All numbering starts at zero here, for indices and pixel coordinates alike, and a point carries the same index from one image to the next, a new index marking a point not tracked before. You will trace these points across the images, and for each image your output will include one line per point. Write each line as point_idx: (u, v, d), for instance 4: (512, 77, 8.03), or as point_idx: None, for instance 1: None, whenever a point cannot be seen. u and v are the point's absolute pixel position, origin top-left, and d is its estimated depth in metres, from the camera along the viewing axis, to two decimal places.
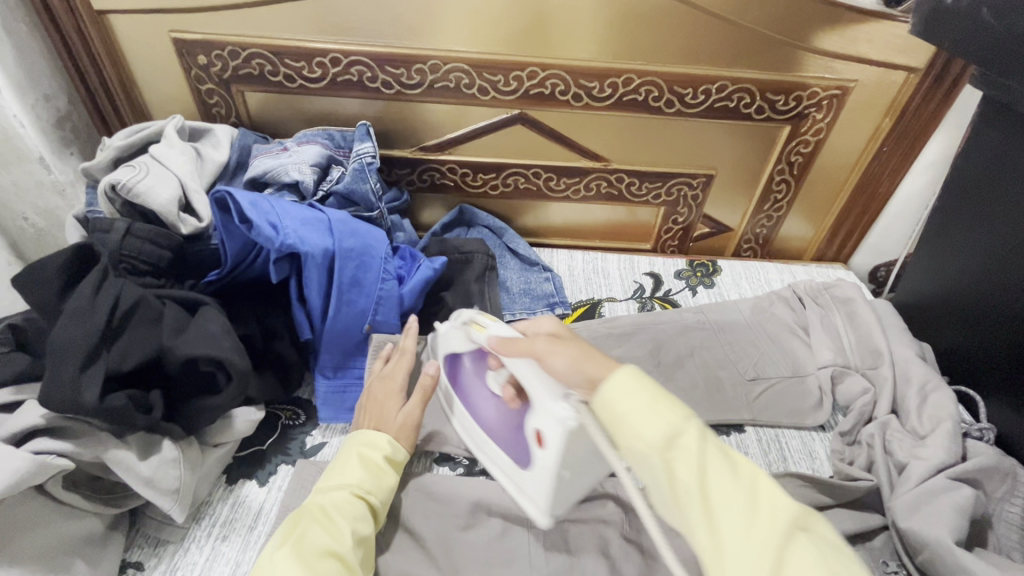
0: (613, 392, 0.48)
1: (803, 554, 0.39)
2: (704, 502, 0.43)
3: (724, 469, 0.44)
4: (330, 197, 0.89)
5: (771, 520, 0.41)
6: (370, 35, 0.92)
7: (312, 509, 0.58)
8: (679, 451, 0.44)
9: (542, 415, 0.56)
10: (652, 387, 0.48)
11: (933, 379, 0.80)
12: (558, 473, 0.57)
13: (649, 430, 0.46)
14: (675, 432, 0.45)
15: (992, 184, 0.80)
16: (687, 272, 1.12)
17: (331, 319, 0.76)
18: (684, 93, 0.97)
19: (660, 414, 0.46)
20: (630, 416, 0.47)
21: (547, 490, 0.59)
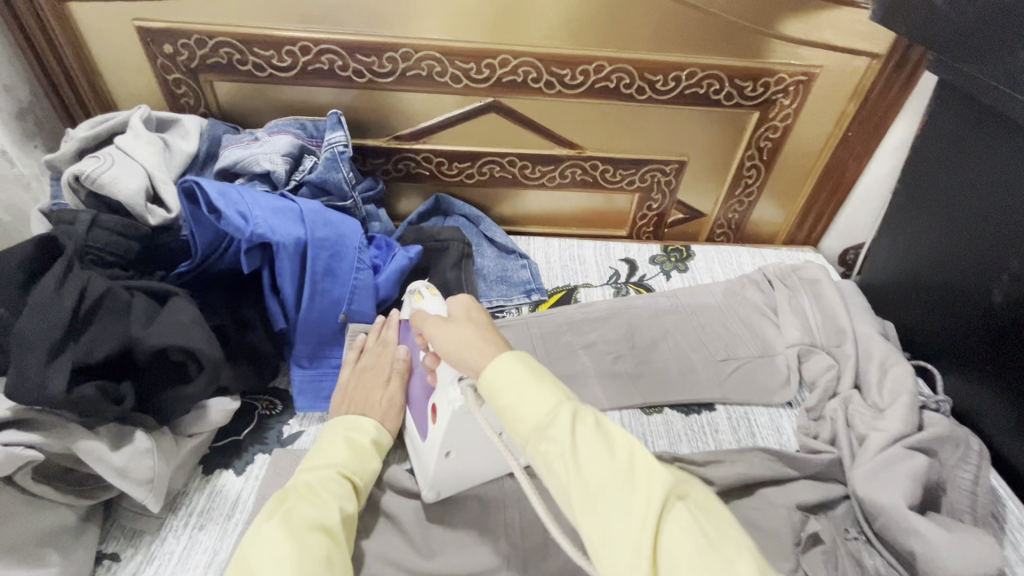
0: (493, 381, 0.51)
1: (678, 522, 0.43)
2: (582, 486, 0.45)
3: (596, 445, 0.46)
4: (303, 187, 0.89)
5: (647, 489, 0.44)
6: (340, 23, 0.91)
7: (301, 485, 0.59)
8: (549, 436, 0.47)
9: (443, 391, 0.62)
10: (531, 373, 0.51)
11: (893, 355, 0.83)
12: (446, 448, 0.64)
13: (528, 418, 0.49)
14: (549, 417, 0.48)
15: (946, 165, 0.83)
16: (661, 257, 1.14)
17: (306, 310, 0.76)
18: (655, 80, 0.99)
19: (533, 402, 0.49)
20: (510, 405, 0.50)
21: (433, 464, 0.65)
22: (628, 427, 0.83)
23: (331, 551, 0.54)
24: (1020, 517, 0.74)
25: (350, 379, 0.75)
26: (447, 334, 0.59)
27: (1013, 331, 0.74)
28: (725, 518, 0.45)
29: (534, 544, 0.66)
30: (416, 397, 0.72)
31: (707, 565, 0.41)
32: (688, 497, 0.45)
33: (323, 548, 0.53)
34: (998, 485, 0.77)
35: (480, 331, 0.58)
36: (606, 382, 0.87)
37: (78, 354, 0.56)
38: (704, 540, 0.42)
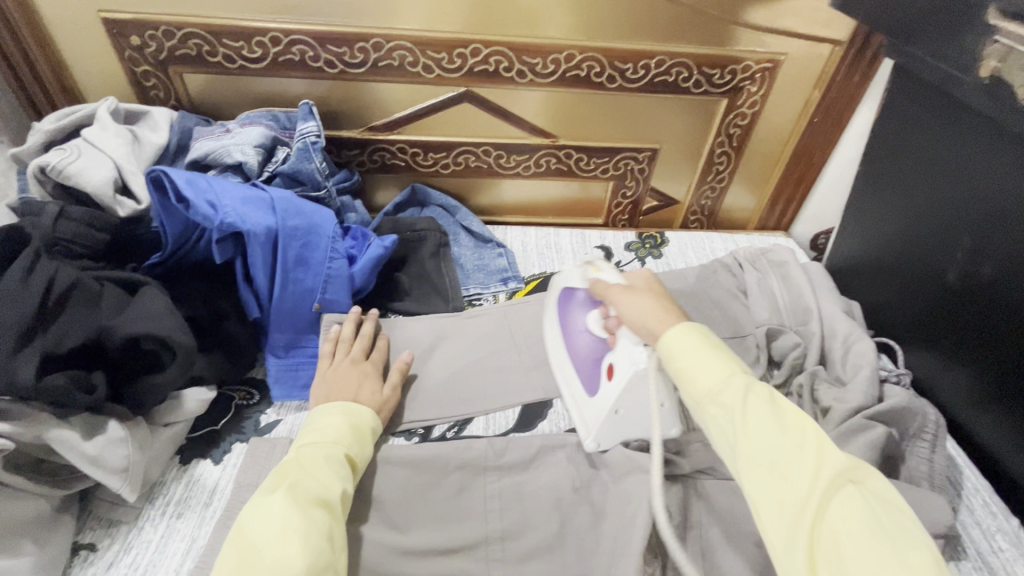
0: (671, 347, 0.58)
1: (848, 502, 0.44)
2: (749, 451, 0.49)
3: (771, 418, 0.49)
4: (276, 178, 0.89)
5: (818, 467, 0.46)
6: (309, 13, 0.91)
7: (308, 460, 0.61)
8: (721, 399, 0.52)
9: (621, 353, 0.66)
10: (708, 344, 0.56)
11: (856, 331, 0.86)
12: (616, 407, 0.67)
13: (699, 381, 0.54)
14: (721, 383, 0.53)
15: (902, 147, 0.86)
16: (636, 244, 1.16)
17: (278, 298, 0.77)
18: (625, 68, 1.00)
19: (711, 369, 0.54)
20: (686, 367, 0.55)
21: (599, 420, 0.69)
22: None
23: (331, 526, 0.56)
24: (974, 482, 0.77)
25: (327, 369, 0.76)
26: (632, 301, 0.66)
27: (966, 301, 0.78)
28: (905, 513, 0.44)
29: (510, 521, 0.68)
30: (581, 355, 0.76)
31: (879, 550, 0.41)
32: (866, 489, 0.45)
33: (324, 522, 0.55)
34: (956, 453, 0.80)
35: (663, 304, 0.64)
36: None
37: (46, 344, 0.56)
38: (876, 529, 0.42)
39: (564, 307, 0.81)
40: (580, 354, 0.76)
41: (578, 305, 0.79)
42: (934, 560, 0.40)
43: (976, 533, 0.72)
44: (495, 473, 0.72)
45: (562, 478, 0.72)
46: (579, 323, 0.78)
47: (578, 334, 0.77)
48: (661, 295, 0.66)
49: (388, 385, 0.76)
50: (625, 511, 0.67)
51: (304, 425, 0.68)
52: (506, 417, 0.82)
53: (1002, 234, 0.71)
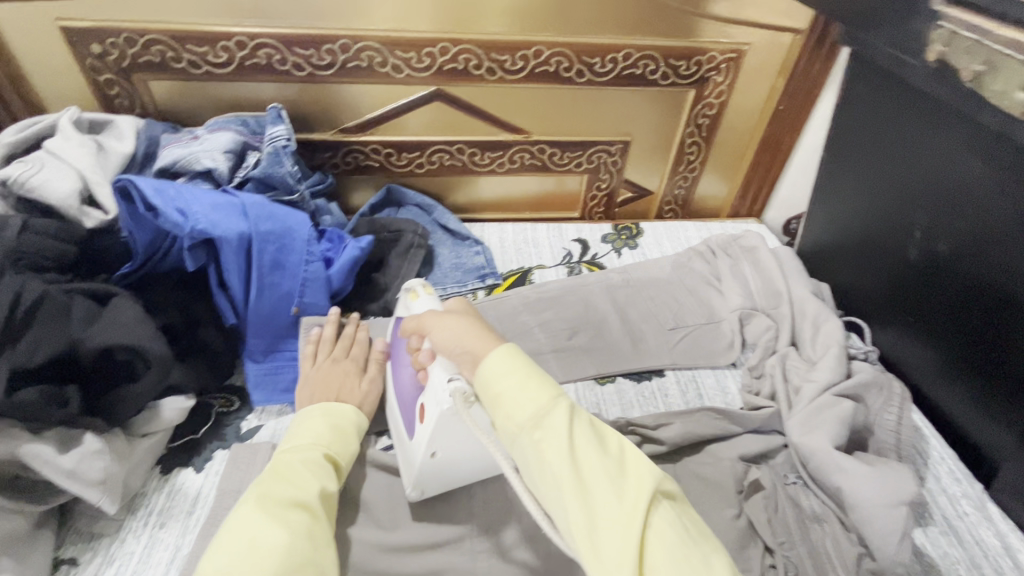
0: (492, 374, 0.51)
1: (664, 520, 0.43)
2: (574, 485, 0.44)
3: (590, 441, 0.46)
4: (247, 183, 0.88)
5: (638, 486, 0.44)
6: (275, 15, 0.91)
7: (283, 466, 0.58)
8: (545, 428, 0.47)
9: (432, 392, 0.61)
10: (527, 365, 0.51)
11: (825, 312, 0.88)
12: (433, 449, 0.64)
13: (522, 409, 0.48)
14: (545, 411, 0.48)
15: (861, 132, 0.88)
16: (612, 236, 1.18)
17: (255, 303, 0.76)
18: (593, 62, 1.01)
19: (532, 394, 0.49)
20: (509, 393, 0.49)
21: (418, 464, 0.65)
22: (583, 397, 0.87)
23: (310, 527, 0.52)
24: (940, 451, 0.81)
25: (310, 371, 0.75)
26: (442, 330, 0.59)
27: (925, 278, 0.81)
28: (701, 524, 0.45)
29: (494, 514, 0.69)
30: (406, 391, 0.71)
31: (691, 568, 0.41)
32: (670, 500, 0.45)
33: (303, 523, 0.52)
34: (921, 423, 0.84)
35: (474, 327, 0.58)
36: (561, 357, 0.91)
37: (16, 359, 0.55)
38: (685, 546, 0.42)
39: (395, 338, 0.77)
40: (405, 390, 0.71)
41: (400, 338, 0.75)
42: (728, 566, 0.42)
43: (942, 499, 0.76)
44: None
45: None
46: (404, 356, 0.73)
47: (404, 369, 0.72)
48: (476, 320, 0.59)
49: (366, 380, 0.75)
50: None
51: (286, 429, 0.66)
52: None
53: (952, 214, 0.74)
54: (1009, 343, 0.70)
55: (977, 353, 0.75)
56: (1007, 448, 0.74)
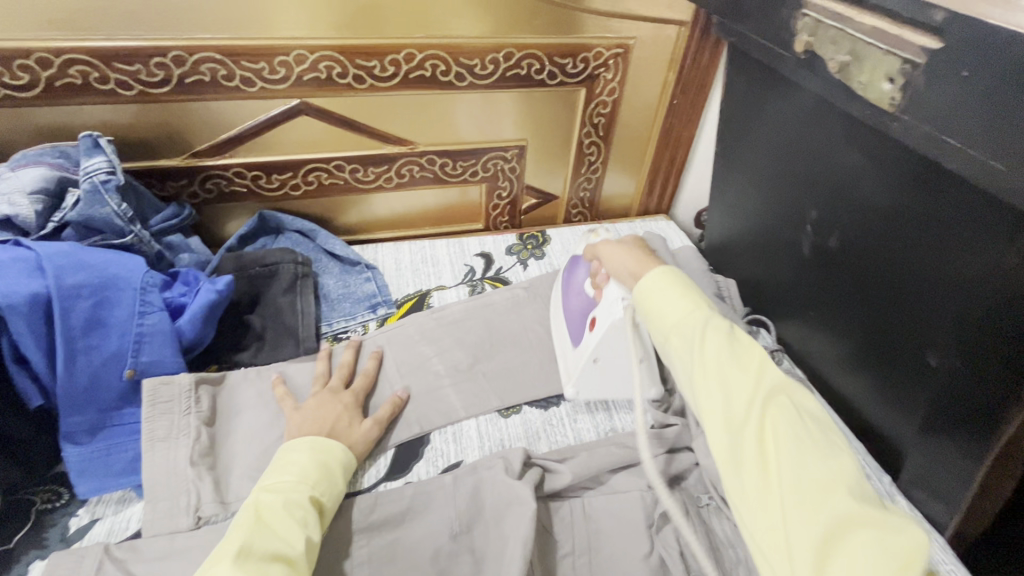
0: (645, 291, 0.59)
1: (783, 414, 0.46)
2: (701, 373, 0.50)
3: (721, 339, 0.51)
4: (66, 228, 0.74)
5: (760, 382, 0.48)
6: (86, 27, 0.77)
7: (267, 510, 0.57)
8: (679, 329, 0.53)
9: (606, 307, 0.75)
10: (678, 284, 0.57)
11: (728, 314, 0.85)
12: (595, 355, 0.77)
13: (667, 313, 0.55)
14: (684, 315, 0.54)
15: (745, 124, 0.85)
16: (517, 246, 1.10)
17: (67, 376, 0.64)
18: (472, 64, 0.94)
19: (681, 298, 0.55)
20: (657, 297, 0.57)
21: (580, 367, 0.79)
22: (485, 434, 0.78)
23: None
24: (850, 447, 0.80)
25: (293, 413, 0.72)
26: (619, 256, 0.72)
27: (824, 270, 0.78)
28: (829, 427, 0.47)
29: None
30: (573, 311, 0.84)
31: (804, 451, 0.44)
32: (803, 409, 0.48)
33: None
34: None
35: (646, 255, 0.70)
36: (462, 390, 0.83)
37: None
38: (805, 439, 0.45)
39: (571, 265, 0.88)
40: (573, 310, 0.84)
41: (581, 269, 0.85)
42: (848, 464, 0.43)
43: None
44: (364, 535, 0.65)
45: (441, 524, 0.65)
46: (579, 282, 0.84)
47: (573, 294, 0.84)
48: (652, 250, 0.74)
49: (369, 420, 0.74)
50: (505, 552, 0.62)
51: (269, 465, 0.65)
52: (376, 467, 0.73)
53: (841, 204, 0.70)
54: (893, 311, 0.67)
55: (878, 345, 0.72)
56: (909, 436, 0.72)
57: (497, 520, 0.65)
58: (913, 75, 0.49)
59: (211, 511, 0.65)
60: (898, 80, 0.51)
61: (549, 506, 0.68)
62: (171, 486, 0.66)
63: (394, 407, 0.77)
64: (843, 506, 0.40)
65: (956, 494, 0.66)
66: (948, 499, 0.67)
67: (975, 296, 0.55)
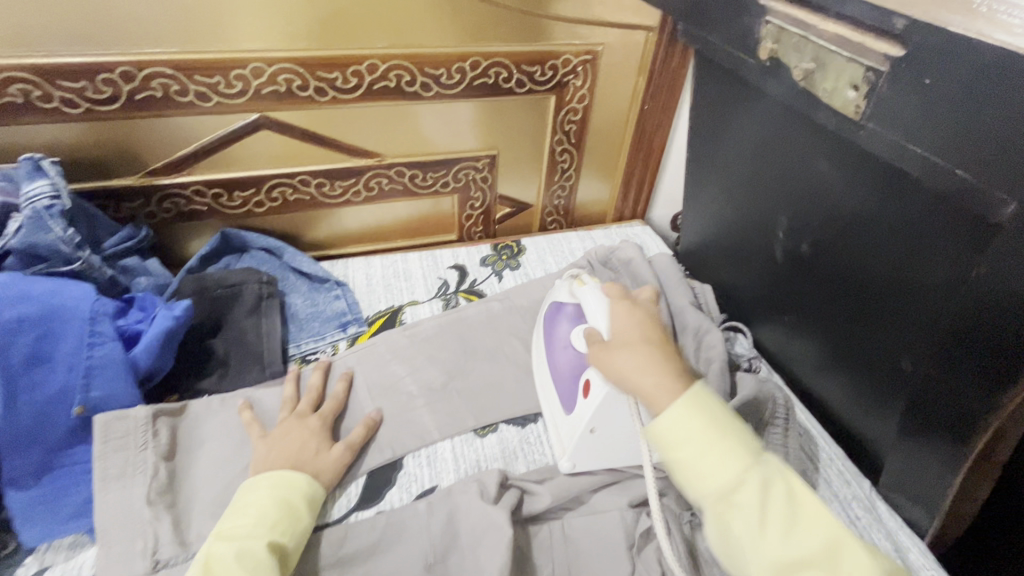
0: (669, 429, 0.50)
1: None
2: (776, 569, 0.45)
3: (796, 538, 0.45)
4: (8, 256, 0.70)
5: None
6: (25, 43, 0.74)
7: (218, 563, 0.54)
8: (734, 504, 0.46)
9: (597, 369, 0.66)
10: (707, 426, 0.49)
11: (704, 323, 0.84)
12: (592, 425, 0.67)
13: (710, 481, 0.47)
14: (735, 484, 0.47)
15: (715, 130, 0.85)
16: (492, 258, 1.08)
17: (8, 418, 0.60)
18: (438, 73, 0.92)
19: (722, 468, 0.47)
20: (691, 461, 0.48)
21: (575, 439, 0.69)
22: (460, 455, 0.76)
23: None
24: (830, 453, 0.79)
25: (258, 443, 0.69)
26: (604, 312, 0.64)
27: (798, 277, 0.77)
28: None
29: None
30: (562, 369, 0.74)
31: None
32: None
33: None
34: (809, 425, 0.83)
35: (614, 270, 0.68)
36: (436, 409, 0.80)
37: None
38: None
39: (552, 319, 0.79)
40: (561, 368, 0.75)
41: (563, 323, 0.76)
42: None
43: (834, 506, 0.73)
44: (333, 570, 0.62)
45: (414, 555, 0.63)
46: (563, 336, 0.75)
47: (558, 349, 0.75)
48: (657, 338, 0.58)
49: (338, 446, 0.71)
50: None
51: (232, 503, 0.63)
52: (347, 496, 0.70)
53: (811, 211, 0.70)
54: (879, 336, 0.66)
55: (853, 352, 0.72)
56: (885, 441, 0.72)
57: (473, 548, 0.63)
58: (877, 83, 0.48)
59: (169, 553, 0.61)
60: (862, 88, 0.50)
61: (527, 531, 0.66)
62: (125, 529, 0.62)
63: (368, 429, 0.75)
64: None
65: (935, 500, 0.65)
66: (928, 505, 0.67)
67: (1001, 371, 0.50)
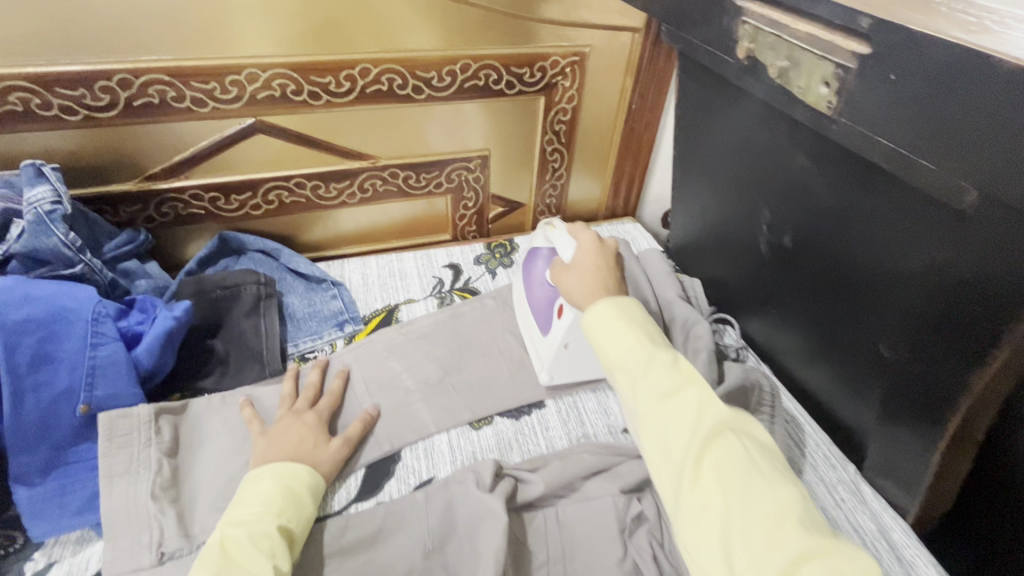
0: (593, 317, 0.60)
1: (731, 449, 0.48)
2: (649, 406, 0.51)
3: (667, 381, 0.52)
4: (12, 260, 0.72)
5: (706, 424, 0.49)
6: (24, 52, 0.75)
7: (233, 545, 0.57)
8: (627, 365, 0.55)
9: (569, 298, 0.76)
10: (625, 316, 0.59)
11: (692, 314, 0.86)
12: (566, 341, 0.78)
13: (616, 351, 0.56)
14: (631, 352, 0.55)
15: (699, 127, 0.87)
16: (485, 256, 1.10)
17: (14, 417, 0.61)
18: (429, 76, 0.94)
19: (626, 338, 0.56)
20: (605, 338, 0.58)
21: (552, 354, 0.80)
22: (457, 447, 0.78)
23: None
24: (816, 438, 0.82)
25: (259, 438, 0.71)
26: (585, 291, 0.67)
27: (782, 268, 0.79)
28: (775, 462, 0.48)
29: None
30: (538, 300, 0.84)
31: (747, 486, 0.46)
32: (746, 436, 0.50)
33: None
34: (796, 412, 0.85)
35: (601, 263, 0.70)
36: (432, 403, 0.82)
37: None
38: (750, 474, 0.46)
39: (530, 259, 0.87)
40: (537, 299, 0.84)
41: (540, 262, 0.84)
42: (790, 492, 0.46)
43: (820, 489, 0.76)
44: (335, 559, 0.64)
45: (413, 543, 0.65)
46: (539, 274, 0.83)
47: (535, 285, 0.84)
48: (604, 265, 0.68)
49: (337, 440, 0.73)
50: (478, 568, 0.62)
51: (236, 494, 0.64)
52: (346, 488, 0.72)
53: (791, 205, 0.72)
54: (859, 326, 0.68)
55: (836, 340, 0.74)
56: (868, 426, 0.74)
57: (471, 534, 0.65)
58: (846, 79, 0.51)
59: (174, 546, 0.63)
60: (833, 85, 0.53)
61: (521, 517, 0.68)
62: (131, 524, 0.64)
63: (365, 424, 0.77)
64: (793, 541, 0.42)
65: (916, 479, 0.68)
66: (908, 483, 0.70)
67: (922, 294, 0.57)
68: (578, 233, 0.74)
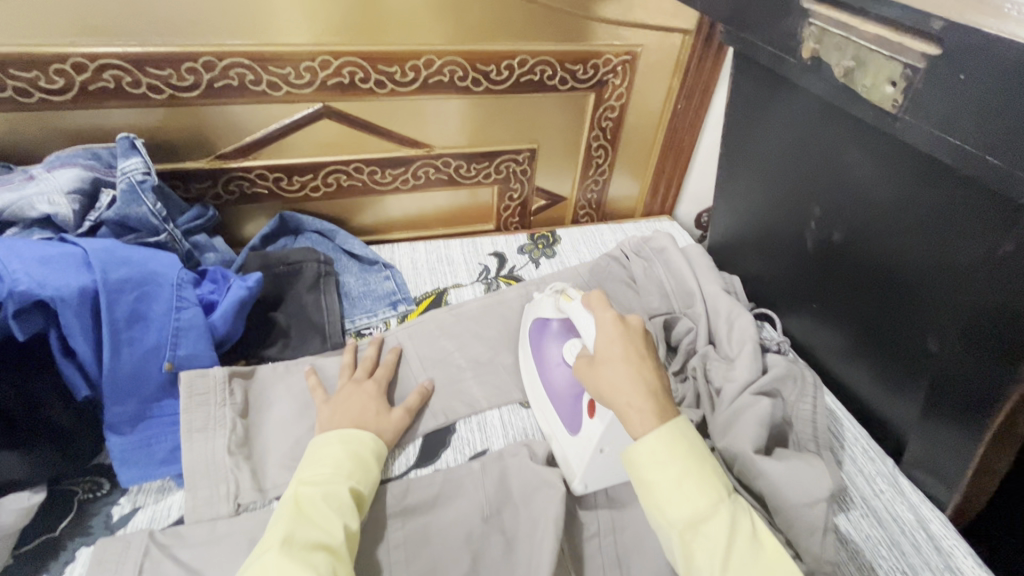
0: (652, 459, 0.54)
1: None
2: None
3: (747, 558, 0.48)
4: (102, 227, 0.78)
5: None
6: (121, 34, 0.81)
7: (307, 501, 0.60)
8: (701, 533, 0.50)
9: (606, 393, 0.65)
10: (686, 462, 0.53)
11: (737, 307, 0.89)
12: (601, 447, 0.66)
13: (683, 506, 0.51)
14: (705, 513, 0.50)
15: (750, 125, 0.90)
16: (529, 246, 1.14)
17: (112, 368, 0.66)
18: (488, 70, 0.98)
19: (700, 491, 0.51)
20: (667, 486, 0.52)
21: (586, 462, 0.67)
22: (507, 424, 0.82)
23: (335, 568, 0.54)
24: (854, 432, 0.84)
25: (325, 402, 0.75)
26: None
27: (827, 265, 0.82)
28: None
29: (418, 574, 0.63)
30: (559, 389, 0.76)
31: None
32: None
33: (327, 565, 0.54)
34: (833, 406, 0.87)
35: None
36: (483, 381, 0.86)
37: None
38: None
39: (539, 336, 0.82)
40: (558, 388, 0.76)
41: (552, 334, 0.80)
42: None
43: (859, 480, 0.78)
44: (398, 519, 0.67)
45: (471, 508, 0.68)
46: (553, 355, 0.78)
47: (553, 367, 0.77)
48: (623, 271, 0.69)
49: (396, 409, 0.77)
50: (536, 533, 0.65)
51: (303, 458, 0.68)
52: (405, 455, 0.76)
53: (843, 203, 0.75)
54: (907, 325, 0.71)
55: (878, 337, 0.77)
56: (908, 423, 0.77)
57: (527, 499, 0.69)
58: (914, 78, 0.54)
59: (250, 498, 0.67)
60: (900, 84, 0.56)
61: (571, 492, 0.71)
62: (209, 476, 0.68)
63: (422, 396, 0.80)
64: None
65: (957, 474, 0.70)
66: (947, 479, 0.72)
67: (974, 295, 0.59)
68: (595, 306, 0.69)
